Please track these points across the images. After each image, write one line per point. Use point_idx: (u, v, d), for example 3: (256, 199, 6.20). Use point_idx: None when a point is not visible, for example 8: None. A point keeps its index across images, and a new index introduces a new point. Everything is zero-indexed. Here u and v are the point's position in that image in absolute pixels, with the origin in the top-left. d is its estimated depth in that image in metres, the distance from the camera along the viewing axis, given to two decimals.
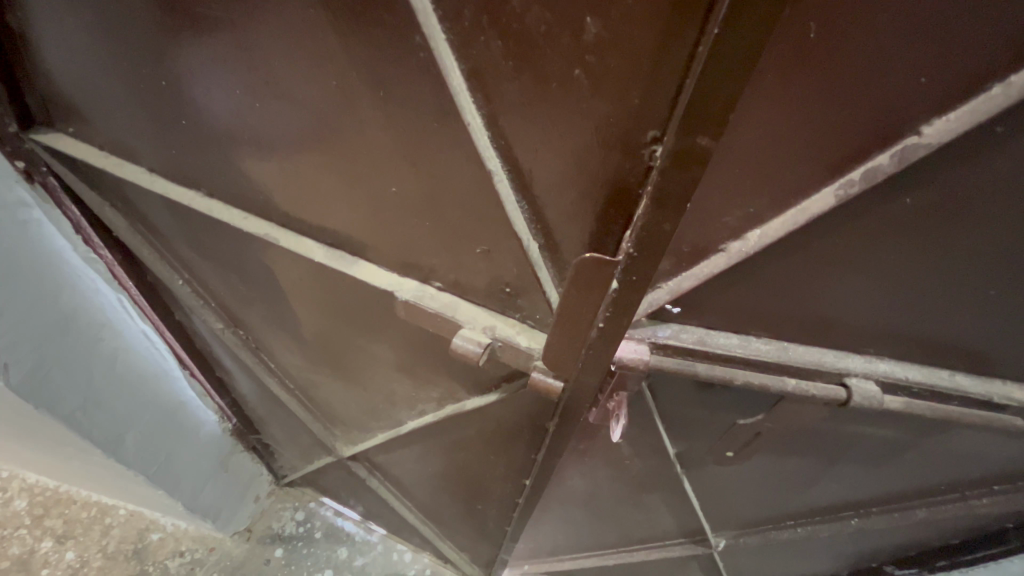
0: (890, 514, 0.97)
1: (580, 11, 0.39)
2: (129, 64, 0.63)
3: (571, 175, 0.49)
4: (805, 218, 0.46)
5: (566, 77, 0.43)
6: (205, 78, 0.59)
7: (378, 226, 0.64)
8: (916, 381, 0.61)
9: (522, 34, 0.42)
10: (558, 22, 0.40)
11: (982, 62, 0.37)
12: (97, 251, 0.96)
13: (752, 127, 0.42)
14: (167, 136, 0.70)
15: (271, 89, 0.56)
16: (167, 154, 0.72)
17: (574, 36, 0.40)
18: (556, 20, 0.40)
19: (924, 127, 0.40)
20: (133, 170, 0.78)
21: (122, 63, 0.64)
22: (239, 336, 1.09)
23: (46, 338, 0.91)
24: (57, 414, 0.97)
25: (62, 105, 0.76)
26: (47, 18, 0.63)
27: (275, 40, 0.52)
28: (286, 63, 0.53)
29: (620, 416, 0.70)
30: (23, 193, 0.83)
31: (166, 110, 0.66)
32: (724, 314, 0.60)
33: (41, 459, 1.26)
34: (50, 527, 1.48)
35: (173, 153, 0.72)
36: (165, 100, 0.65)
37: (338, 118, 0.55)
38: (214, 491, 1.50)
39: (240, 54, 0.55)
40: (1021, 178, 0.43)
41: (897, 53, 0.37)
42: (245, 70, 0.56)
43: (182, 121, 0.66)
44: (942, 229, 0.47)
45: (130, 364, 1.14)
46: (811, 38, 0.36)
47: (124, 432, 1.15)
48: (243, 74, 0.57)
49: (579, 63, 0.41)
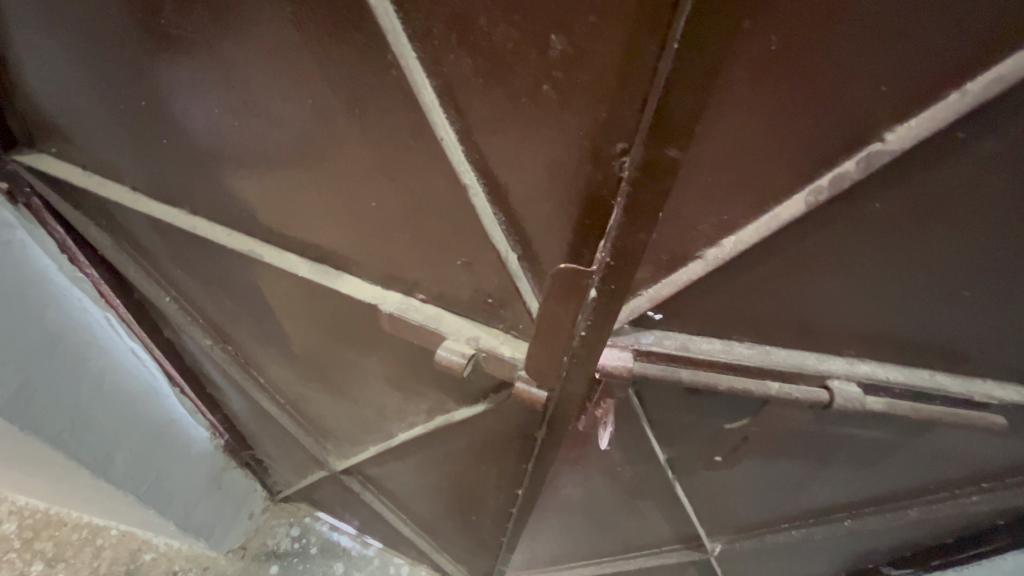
0: (883, 515, 0.97)
1: (546, 28, 0.40)
2: (109, 85, 0.64)
3: (545, 187, 0.49)
4: (777, 224, 0.47)
5: (535, 92, 0.43)
6: (183, 98, 0.60)
7: (360, 240, 0.64)
8: (897, 382, 0.62)
9: (491, 51, 0.43)
10: (525, 38, 0.41)
11: (937, 70, 0.38)
12: (83, 269, 0.96)
13: (720, 136, 0.42)
14: (149, 156, 0.70)
15: (249, 108, 0.57)
16: (149, 172, 0.73)
17: (542, 53, 0.41)
18: (522, 37, 0.41)
19: (887, 134, 0.41)
20: (117, 189, 0.78)
21: (102, 83, 0.64)
22: (228, 352, 1.09)
23: (31, 358, 0.91)
24: (44, 435, 0.96)
25: (45, 127, 0.76)
26: (27, 42, 0.64)
27: (251, 60, 0.52)
28: (263, 82, 0.54)
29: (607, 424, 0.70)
30: (7, 213, 0.83)
31: (147, 129, 0.66)
32: (705, 320, 0.61)
33: (30, 481, 1.24)
34: (40, 550, 1.46)
35: (155, 171, 0.72)
36: (146, 119, 0.65)
37: (316, 134, 0.55)
38: (207, 508, 1.48)
39: (217, 73, 0.55)
40: (984, 182, 0.44)
41: (856, 62, 0.38)
42: (223, 89, 0.57)
43: (163, 140, 0.66)
44: (913, 232, 0.48)
45: (118, 382, 1.13)
46: (773, 49, 0.37)
47: (113, 451, 1.14)
48: (221, 94, 0.57)
49: (548, 78, 0.42)
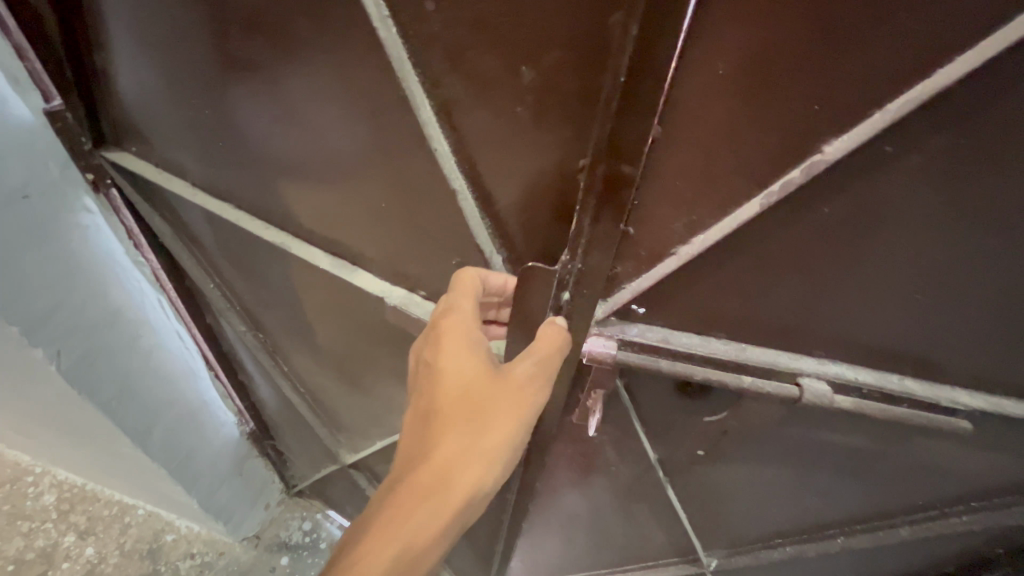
0: (875, 533, 0.97)
1: (520, 61, 0.50)
2: (186, 94, 0.76)
3: (523, 190, 0.58)
4: (737, 223, 0.54)
5: (512, 111, 0.53)
6: (243, 108, 0.71)
7: (376, 239, 0.74)
8: (865, 382, 0.66)
9: (478, 77, 0.53)
10: (504, 67, 0.51)
11: (861, 93, 0.45)
12: (145, 255, 1.09)
13: (684, 144, 0.51)
14: (212, 155, 0.82)
15: (291, 124, 0.69)
16: (209, 169, 0.85)
17: (517, 79, 0.51)
18: (502, 66, 0.51)
19: (825, 146, 0.48)
20: (179, 184, 0.91)
21: (180, 93, 0.77)
22: (259, 339, 1.20)
23: (93, 329, 1.03)
24: (96, 401, 1.07)
25: (129, 130, 0.91)
26: (122, 61, 0.79)
27: (293, 78, 0.64)
28: (302, 97, 0.65)
29: (595, 411, 0.77)
30: (89, 201, 0.96)
31: (212, 131, 0.78)
32: (684, 315, 0.67)
33: (77, 450, 1.39)
34: (74, 522, 1.59)
35: (215, 169, 0.84)
36: (213, 123, 0.77)
37: (343, 142, 0.66)
38: (227, 492, 1.57)
39: (266, 89, 0.67)
40: (920, 191, 0.50)
41: (789, 86, 0.46)
42: (269, 102, 0.68)
43: (224, 141, 0.78)
44: (862, 235, 0.54)
45: (162, 361, 1.24)
46: (720, 74, 0.46)
47: (151, 425, 1.24)
48: (267, 105, 0.69)
49: (523, 100, 0.52)
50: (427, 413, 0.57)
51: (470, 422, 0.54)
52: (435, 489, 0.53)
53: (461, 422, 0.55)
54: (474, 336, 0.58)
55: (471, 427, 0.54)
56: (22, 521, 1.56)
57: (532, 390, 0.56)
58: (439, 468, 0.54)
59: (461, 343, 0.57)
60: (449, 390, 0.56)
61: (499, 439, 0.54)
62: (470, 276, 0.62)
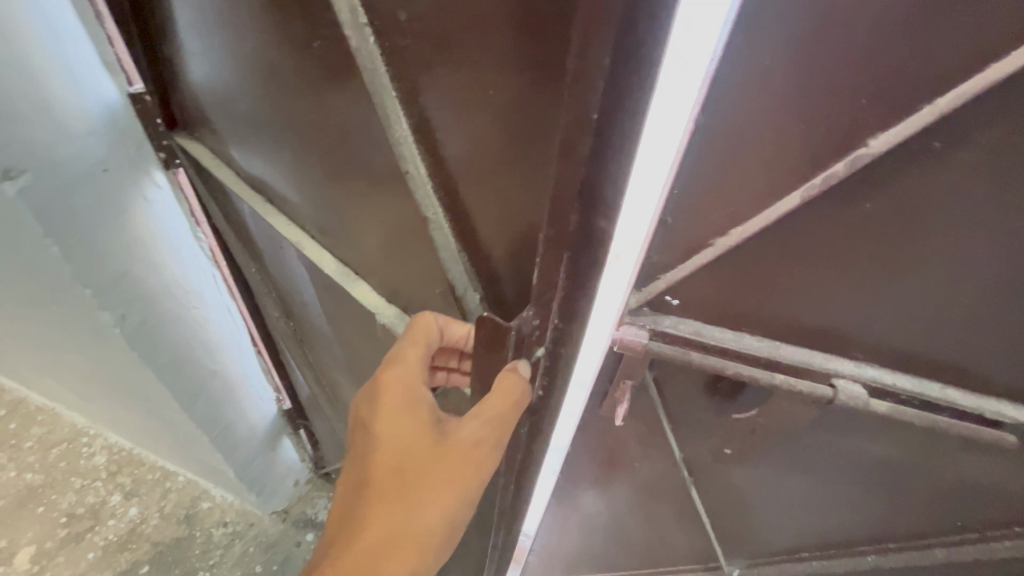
0: (909, 553, 0.93)
1: (491, 92, 0.53)
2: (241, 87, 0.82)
3: (502, 214, 0.61)
4: (776, 215, 0.56)
5: (486, 139, 0.57)
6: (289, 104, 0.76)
7: (386, 240, 0.81)
8: (904, 388, 0.65)
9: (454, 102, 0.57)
10: (477, 96, 0.54)
11: (911, 88, 0.45)
12: (205, 233, 1.16)
13: (725, 138, 0.51)
14: (264, 144, 0.88)
15: (317, 126, 0.75)
16: (260, 158, 0.92)
17: (488, 110, 0.54)
18: (475, 96, 0.54)
19: (871, 140, 0.49)
20: (229, 175, 1.01)
21: (237, 88, 0.83)
22: (289, 326, 1.31)
23: (152, 299, 1.10)
24: (153, 365, 1.16)
25: (197, 115, 0.98)
26: (191, 56, 0.85)
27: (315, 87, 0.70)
28: (322, 106, 0.72)
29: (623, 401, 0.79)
30: (158, 176, 1.02)
31: (263, 123, 0.84)
32: (718, 309, 0.68)
33: (129, 413, 1.49)
34: (121, 483, 1.70)
35: (265, 157, 0.91)
36: (264, 116, 0.83)
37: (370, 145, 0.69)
38: (261, 465, 1.65)
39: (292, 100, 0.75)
40: (968, 190, 0.50)
41: (837, 80, 0.46)
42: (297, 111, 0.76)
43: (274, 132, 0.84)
44: (905, 234, 0.54)
45: (212, 336, 1.30)
46: (767, 65, 0.46)
47: (199, 393, 1.32)
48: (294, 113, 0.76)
49: (493, 132, 0.56)
50: (365, 483, 0.70)
51: (404, 481, 0.68)
52: (370, 557, 0.66)
53: (398, 481, 0.68)
54: (414, 405, 0.71)
55: (406, 496, 0.68)
56: (77, 477, 1.68)
57: (465, 456, 0.69)
58: (376, 536, 0.67)
59: (399, 416, 0.71)
60: (389, 460, 0.69)
61: (433, 502, 0.68)
62: (422, 336, 0.74)
